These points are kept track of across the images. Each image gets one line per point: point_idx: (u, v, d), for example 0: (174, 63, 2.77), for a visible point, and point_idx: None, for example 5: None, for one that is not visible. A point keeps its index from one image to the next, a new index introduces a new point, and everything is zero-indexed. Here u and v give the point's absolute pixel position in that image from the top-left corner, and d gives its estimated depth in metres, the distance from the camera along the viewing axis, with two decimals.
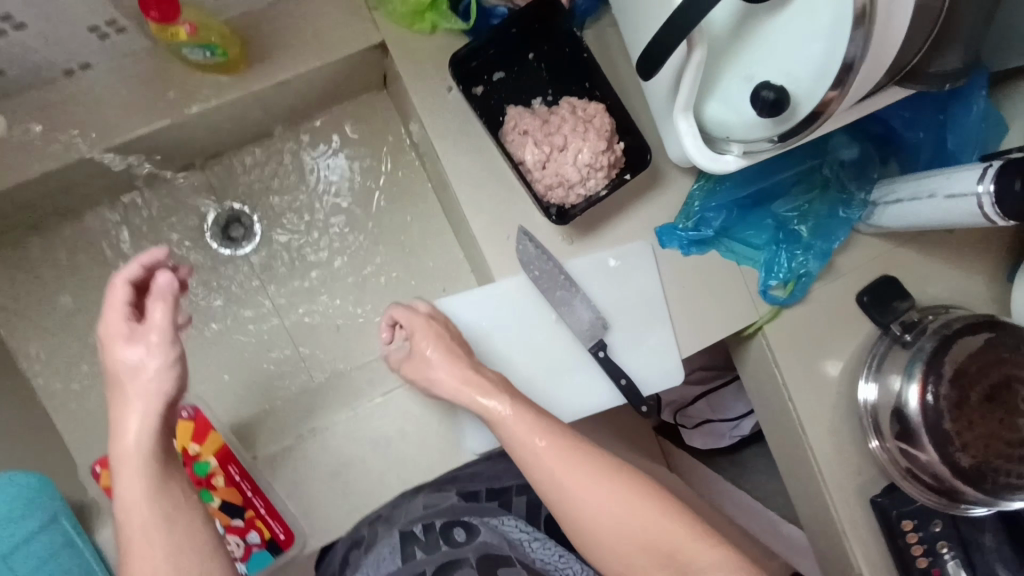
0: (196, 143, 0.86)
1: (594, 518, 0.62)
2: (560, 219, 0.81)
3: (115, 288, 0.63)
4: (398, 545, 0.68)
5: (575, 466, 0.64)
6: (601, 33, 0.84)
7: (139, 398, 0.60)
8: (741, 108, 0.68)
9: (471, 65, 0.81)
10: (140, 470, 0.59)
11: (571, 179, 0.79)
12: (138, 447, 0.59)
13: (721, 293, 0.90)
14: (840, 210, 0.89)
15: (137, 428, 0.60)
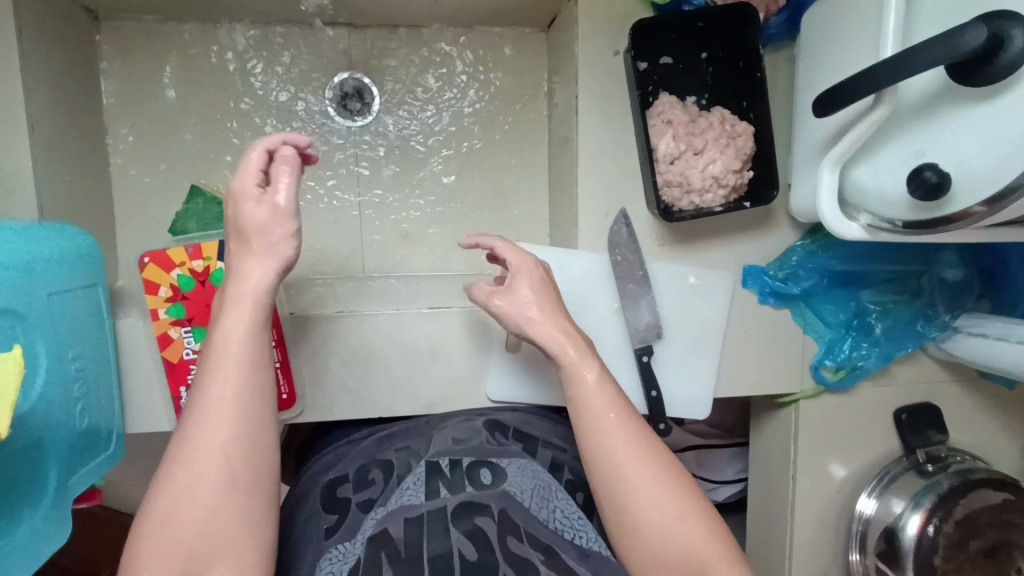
0: (356, 4, 0.86)
1: (636, 504, 0.63)
2: (665, 216, 0.81)
3: (255, 159, 0.65)
4: (424, 475, 0.68)
5: (643, 455, 0.65)
6: (775, 63, 0.84)
7: (261, 268, 0.64)
8: (892, 181, 0.68)
9: (646, 39, 0.81)
10: (239, 339, 0.61)
11: (693, 185, 0.79)
12: (248, 313, 0.62)
13: (776, 353, 0.90)
14: (919, 323, 0.89)
15: (241, 307, 0.62)
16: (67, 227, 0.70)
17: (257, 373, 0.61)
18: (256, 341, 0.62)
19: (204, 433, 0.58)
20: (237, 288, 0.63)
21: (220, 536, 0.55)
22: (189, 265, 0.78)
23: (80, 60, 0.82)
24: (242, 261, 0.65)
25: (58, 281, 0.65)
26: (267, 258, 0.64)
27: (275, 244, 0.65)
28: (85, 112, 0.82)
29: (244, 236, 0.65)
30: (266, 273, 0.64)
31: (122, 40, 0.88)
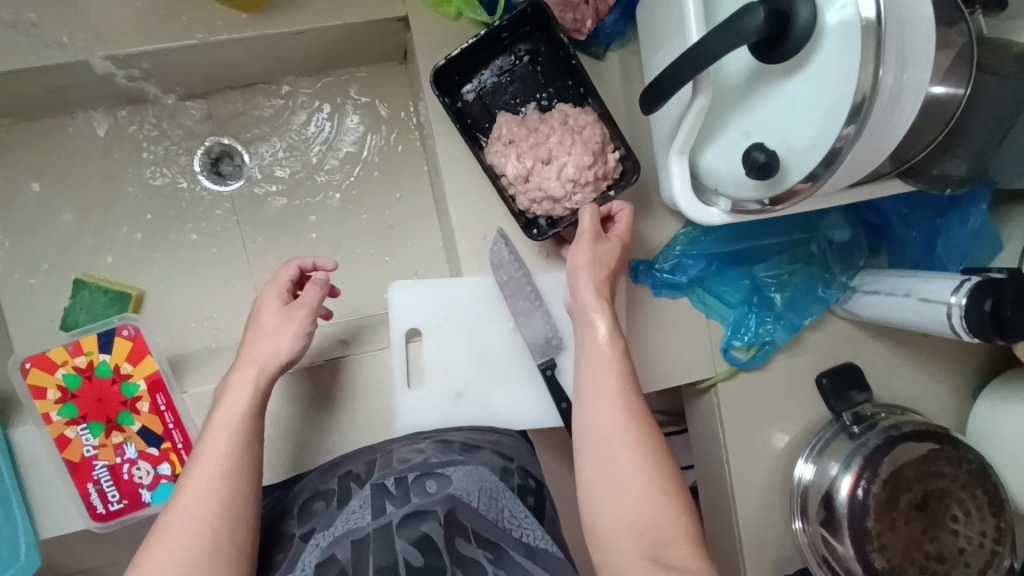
0: (203, 72, 0.86)
1: (613, 492, 0.65)
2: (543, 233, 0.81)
3: (279, 275, 0.76)
4: (373, 500, 0.66)
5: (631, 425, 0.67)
6: (623, 58, 0.84)
7: (240, 390, 0.68)
8: (734, 163, 0.67)
9: (463, 68, 0.82)
10: (235, 435, 0.65)
11: (555, 194, 0.78)
12: (239, 412, 0.67)
13: (683, 341, 0.90)
14: (819, 287, 0.88)
15: (248, 368, 0.70)
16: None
17: (249, 463, 0.64)
18: (250, 434, 0.66)
19: (181, 519, 0.59)
20: (230, 391, 0.68)
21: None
22: (72, 363, 0.78)
23: None
24: (230, 380, 0.69)
25: None
26: (249, 366, 0.70)
27: (257, 360, 0.70)
28: None
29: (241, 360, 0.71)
30: (241, 382, 0.69)
31: None
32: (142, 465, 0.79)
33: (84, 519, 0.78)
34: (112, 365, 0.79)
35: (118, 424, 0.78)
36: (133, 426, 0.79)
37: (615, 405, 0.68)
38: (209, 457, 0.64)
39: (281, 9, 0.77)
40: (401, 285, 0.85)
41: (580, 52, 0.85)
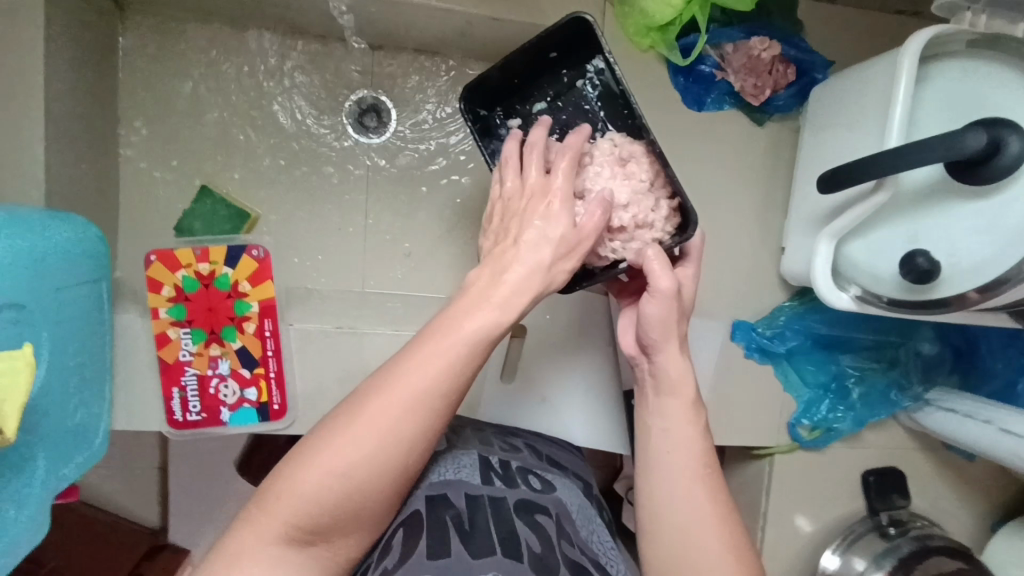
0: (385, 27, 0.87)
1: (677, 555, 0.53)
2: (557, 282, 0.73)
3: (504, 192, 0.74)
4: (481, 470, 0.66)
5: (703, 503, 0.54)
6: (780, 130, 0.88)
7: (484, 318, 0.59)
8: (885, 260, 0.71)
9: (500, 97, 0.77)
10: (444, 370, 0.57)
11: None
12: (456, 350, 0.58)
13: (756, 405, 0.94)
14: (894, 391, 0.92)
15: None
16: (81, 220, 0.71)
17: (443, 404, 0.58)
18: (454, 375, 0.58)
19: (370, 426, 0.55)
20: (455, 320, 0.59)
21: (359, 510, 0.55)
22: (195, 267, 0.78)
23: (101, 50, 0.82)
24: (459, 306, 0.60)
25: (68, 276, 0.66)
26: (480, 295, 0.60)
27: (498, 295, 0.60)
28: (100, 100, 0.82)
29: (481, 278, 0.61)
30: (479, 315, 0.59)
31: (146, 36, 0.89)
32: (231, 383, 0.79)
33: (160, 421, 0.79)
34: (232, 280, 0.79)
35: (220, 338, 0.78)
36: (233, 345, 0.79)
37: (671, 482, 0.55)
38: None
39: None
40: None
41: (745, 113, 0.88)
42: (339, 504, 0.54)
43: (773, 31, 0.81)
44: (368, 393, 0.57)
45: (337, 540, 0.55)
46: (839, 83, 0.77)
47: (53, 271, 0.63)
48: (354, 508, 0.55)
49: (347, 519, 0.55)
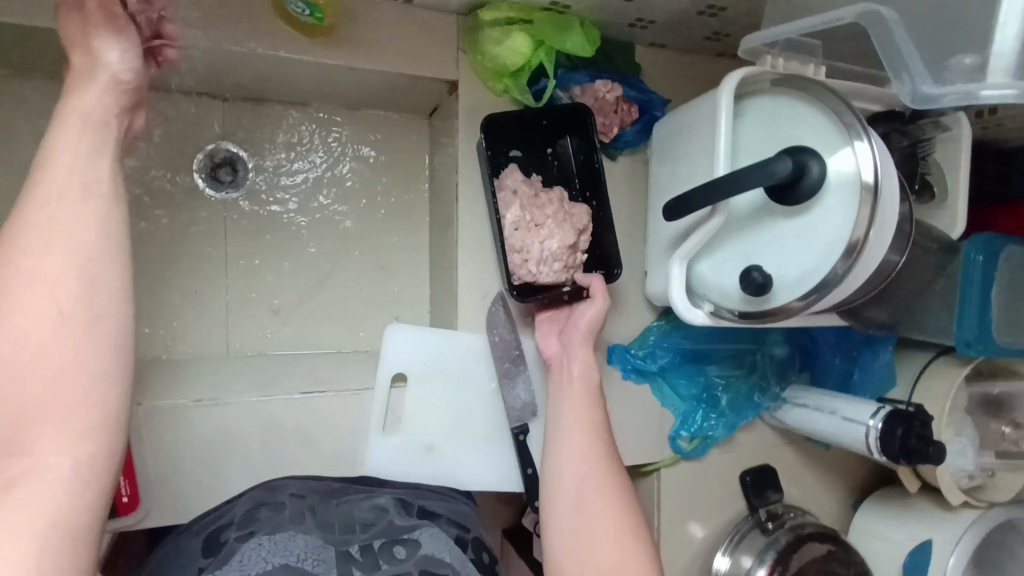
0: (235, 78, 0.83)
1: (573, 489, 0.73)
2: (519, 294, 0.83)
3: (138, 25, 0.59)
4: (335, 561, 0.61)
5: (587, 444, 0.76)
6: (632, 164, 0.93)
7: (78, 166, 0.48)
8: (728, 278, 0.78)
9: (498, 134, 0.85)
10: (97, 211, 0.48)
11: (532, 255, 0.82)
12: (65, 212, 0.46)
13: (639, 425, 0.98)
14: (756, 395, 1.00)
15: (76, 154, 0.48)
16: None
17: (99, 291, 0.47)
18: (104, 201, 0.49)
19: (18, 298, 0.44)
20: (63, 144, 0.49)
21: (67, 383, 0.45)
22: None
23: None
24: (60, 138, 0.49)
25: None
26: (89, 124, 0.51)
27: (99, 145, 0.50)
28: None
29: (35, 186, 0.47)
30: (84, 138, 0.50)
31: None
32: None
33: None
34: None
35: None
36: None
37: (554, 441, 0.77)
38: (57, 251, 0.46)
39: (346, 41, 0.78)
40: (390, 328, 0.84)
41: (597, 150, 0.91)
42: (16, 397, 0.43)
43: (615, 74, 0.87)
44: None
45: (5, 518, 0.42)
46: (676, 117, 0.84)
47: None
48: (54, 383, 0.44)
49: (50, 401, 0.44)
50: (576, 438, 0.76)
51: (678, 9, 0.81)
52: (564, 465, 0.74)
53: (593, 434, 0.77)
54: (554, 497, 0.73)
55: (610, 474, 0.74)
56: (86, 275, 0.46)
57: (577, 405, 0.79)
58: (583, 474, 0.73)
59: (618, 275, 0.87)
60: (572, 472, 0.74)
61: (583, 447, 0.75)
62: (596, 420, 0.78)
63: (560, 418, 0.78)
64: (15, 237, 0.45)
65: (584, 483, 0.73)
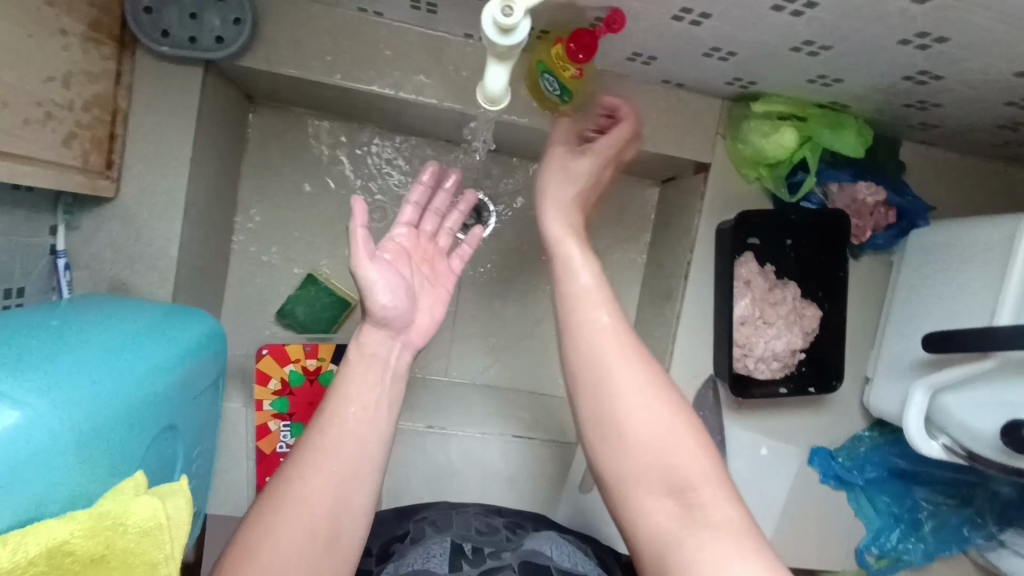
0: (499, 138, 0.89)
1: (646, 425, 0.54)
2: (739, 389, 0.83)
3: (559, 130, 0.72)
4: (448, 553, 0.66)
5: (670, 434, 0.53)
6: (873, 266, 0.89)
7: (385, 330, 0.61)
8: (980, 422, 0.73)
9: (745, 224, 0.84)
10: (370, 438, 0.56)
11: (754, 352, 0.83)
12: (381, 381, 0.59)
13: (827, 533, 0.93)
14: (966, 529, 0.92)
15: (368, 370, 0.59)
16: (194, 312, 0.72)
17: (371, 461, 0.56)
18: (384, 424, 0.57)
19: (306, 491, 0.52)
20: (358, 380, 0.59)
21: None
22: (303, 362, 0.80)
23: (228, 142, 0.84)
24: (349, 378, 0.58)
25: (201, 375, 0.67)
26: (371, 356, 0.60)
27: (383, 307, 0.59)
28: (222, 191, 0.84)
29: (358, 354, 0.60)
30: (371, 371, 0.59)
31: (271, 123, 0.90)
32: None
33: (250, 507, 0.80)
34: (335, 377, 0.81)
35: None
36: None
37: (615, 432, 0.54)
38: (349, 431, 0.56)
39: None
40: None
41: None
42: None
43: (876, 176, 0.84)
44: (292, 463, 0.54)
45: None
46: (949, 234, 0.78)
47: (194, 368, 0.65)
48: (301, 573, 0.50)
49: None
50: (681, 455, 0.52)
51: (975, 121, 0.75)
52: (623, 454, 0.54)
53: (692, 422, 0.55)
54: (621, 492, 0.53)
55: (682, 484, 0.51)
56: (368, 441, 0.56)
57: (605, 333, 0.58)
58: (658, 448, 0.53)
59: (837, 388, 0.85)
60: (629, 471, 0.53)
61: (666, 433, 0.53)
62: (659, 406, 0.54)
63: (600, 339, 0.58)
64: (334, 408, 0.57)
65: (673, 472, 0.51)
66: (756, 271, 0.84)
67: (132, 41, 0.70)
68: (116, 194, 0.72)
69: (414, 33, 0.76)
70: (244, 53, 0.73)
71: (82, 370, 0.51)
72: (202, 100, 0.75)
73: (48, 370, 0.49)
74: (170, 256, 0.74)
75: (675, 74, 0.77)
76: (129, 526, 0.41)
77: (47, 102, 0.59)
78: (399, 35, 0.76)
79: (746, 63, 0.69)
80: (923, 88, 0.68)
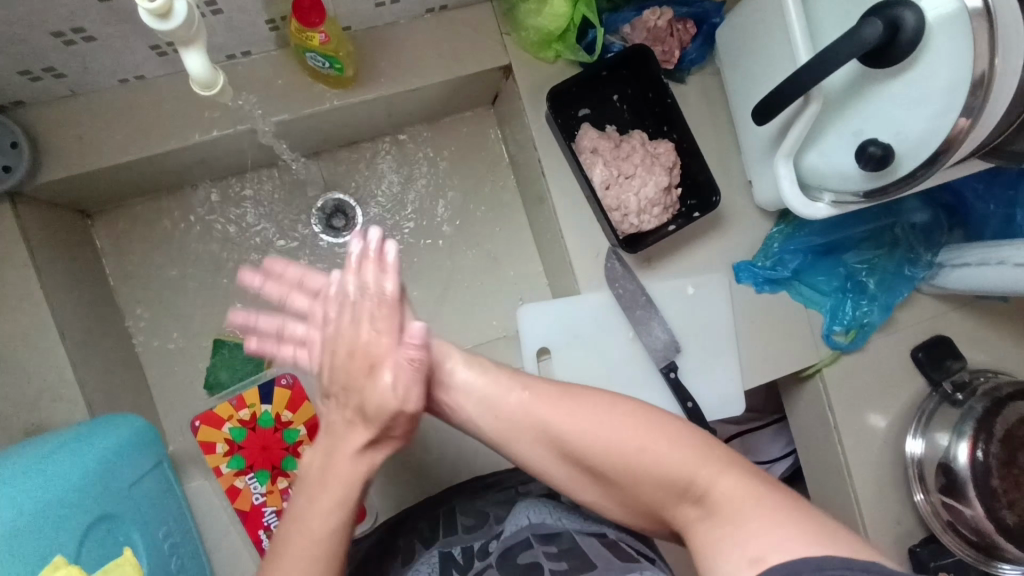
0: (322, 136, 0.91)
1: (618, 450, 0.59)
2: (632, 245, 0.86)
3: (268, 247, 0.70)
4: (437, 568, 0.69)
5: (634, 434, 0.60)
6: (703, 80, 0.91)
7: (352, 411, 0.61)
8: (842, 163, 0.75)
9: (566, 100, 0.87)
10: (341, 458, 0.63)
11: (630, 207, 0.85)
12: (345, 460, 0.61)
13: (789, 334, 0.95)
14: (906, 268, 0.94)
15: (344, 473, 0.60)
16: (112, 416, 0.75)
17: (339, 537, 0.58)
18: (344, 500, 0.59)
19: (308, 533, 0.57)
20: (313, 475, 0.61)
21: None
22: (237, 416, 0.80)
23: (80, 258, 0.86)
24: (330, 467, 0.61)
25: (132, 470, 0.69)
26: (324, 451, 0.62)
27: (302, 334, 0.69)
28: (98, 304, 0.86)
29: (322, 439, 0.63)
30: (344, 462, 0.61)
31: (116, 224, 0.92)
32: None
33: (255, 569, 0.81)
34: (273, 414, 0.82)
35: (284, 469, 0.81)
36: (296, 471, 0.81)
37: (600, 472, 0.61)
38: (319, 521, 0.58)
39: (403, 68, 0.83)
40: (526, 308, 0.90)
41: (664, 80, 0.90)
42: None
43: (659, 0, 0.86)
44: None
45: None
46: (739, 15, 0.81)
47: (122, 459, 0.68)
48: None
49: None
50: (657, 453, 0.58)
51: None
52: (614, 475, 0.60)
53: (641, 415, 0.61)
54: (636, 493, 0.60)
55: (682, 486, 0.57)
56: (333, 524, 0.58)
57: (535, 405, 0.64)
58: (641, 459, 0.59)
59: (717, 202, 0.85)
60: (642, 487, 0.59)
61: (630, 446, 0.59)
62: (594, 426, 0.61)
63: (523, 419, 0.64)
64: (303, 501, 0.59)
65: (669, 479, 0.57)
66: (594, 135, 0.86)
67: None
68: None
69: (183, 77, 0.78)
70: (39, 169, 0.76)
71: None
72: (25, 229, 0.76)
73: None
74: (67, 379, 0.76)
75: None
76: None
77: None
78: (170, 86, 0.78)
79: None
80: None
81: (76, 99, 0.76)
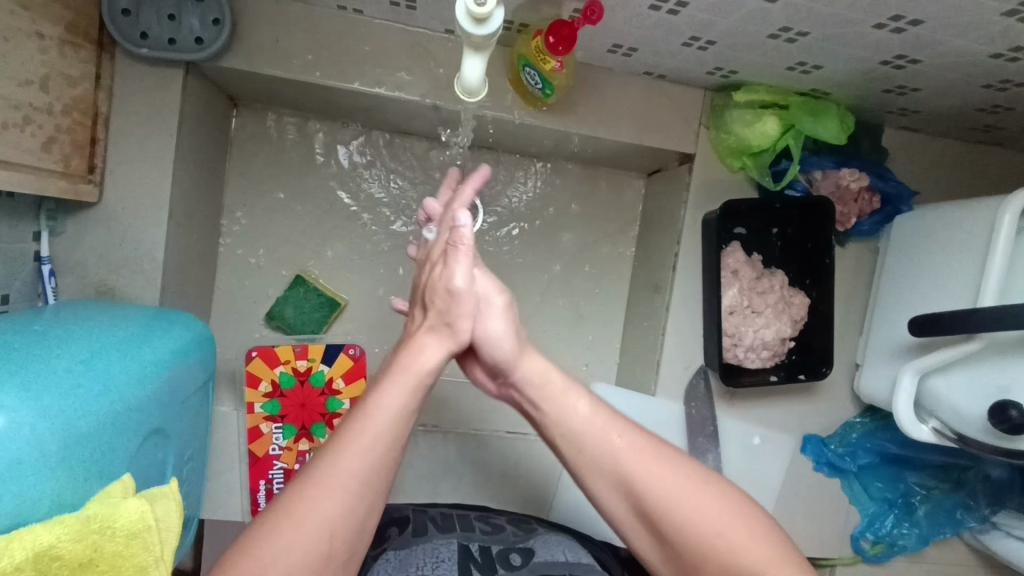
0: (485, 135, 0.89)
1: (664, 501, 0.57)
2: (728, 377, 0.84)
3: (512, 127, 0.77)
4: (456, 558, 0.67)
5: (687, 491, 0.57)
6: (858, 253, 0.90)
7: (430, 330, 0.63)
8: (969, 404, 0.73)
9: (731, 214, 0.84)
10: (419, 386, 0.58)
11: (744, 341, 0.83)
12: (409, 383, 0.58)
13: (823, 520, 0.94)
14: (959, 512, 0.91)
15: (402, 385, 0.57)
16: (181, 314, 0.71)
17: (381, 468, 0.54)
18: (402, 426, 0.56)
19: (366, 443, 0.54)
20: (383, 389, 0.58)
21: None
22: (293, 363, 0.79)
23: (212, 144, 0.84)
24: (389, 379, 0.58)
25: (186, 384, 0.66)
26: (402, 366, 0.59)
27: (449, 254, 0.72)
28: (208, 194, 0.84)
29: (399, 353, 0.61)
30: (406, 379, 0.58)
31: (255, 123, 0.90)
32: None
33: (244, 511, 0.80)
34: (326, 377, 0.80)
35: (311, 433, 0.80)
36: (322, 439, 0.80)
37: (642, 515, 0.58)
38: (369, 439, 0.54)
39: (598, 115, 0.81)
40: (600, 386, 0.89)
41: None
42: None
43: (860, 162, 0.84)
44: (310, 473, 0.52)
45: None
46: (933, 217, 0.78)
47: (181, 370, 0.65)
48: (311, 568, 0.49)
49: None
50: (710, 519, 0.56)
51: (955, 105, 0.76)
52: (653, 525, 0.57)
53: (705, 480, 0.59)
54: (670, 550, 0.57)
55: (726, 563, 0.55)
56: (384, 448, 0.55)
57: (589, 418, 0.61)
58: (688, 518, 0.56)
59: (826, 373, 0.85)
60: (680, 547, 0.56)
61: (682, 502, 0.57)
62: (653, 468, 0.58)
63: (577, 432, 0.61)
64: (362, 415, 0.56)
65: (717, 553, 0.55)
66: (742, 259, 0.84)
67: (110, 42, 0.70)
68: (99, 199, 0.72)
69: (397, 30, 0.76)
70: (224, 54, 0.73)
71: (54, 375, 0.50)
72: (184, 101, 0.74)
73: (16, 376, 0.47)
74: (155, 259, 0.74)
75: (656, 64, 0.77)
76: (113, 528, 0.40)
77: (25, 104, 0.58)
78: (379, 32, 0.76)
79: (726, 51, 0.69)
80: (900, 72, 0.68)
81: (290, 3, 0.74)
